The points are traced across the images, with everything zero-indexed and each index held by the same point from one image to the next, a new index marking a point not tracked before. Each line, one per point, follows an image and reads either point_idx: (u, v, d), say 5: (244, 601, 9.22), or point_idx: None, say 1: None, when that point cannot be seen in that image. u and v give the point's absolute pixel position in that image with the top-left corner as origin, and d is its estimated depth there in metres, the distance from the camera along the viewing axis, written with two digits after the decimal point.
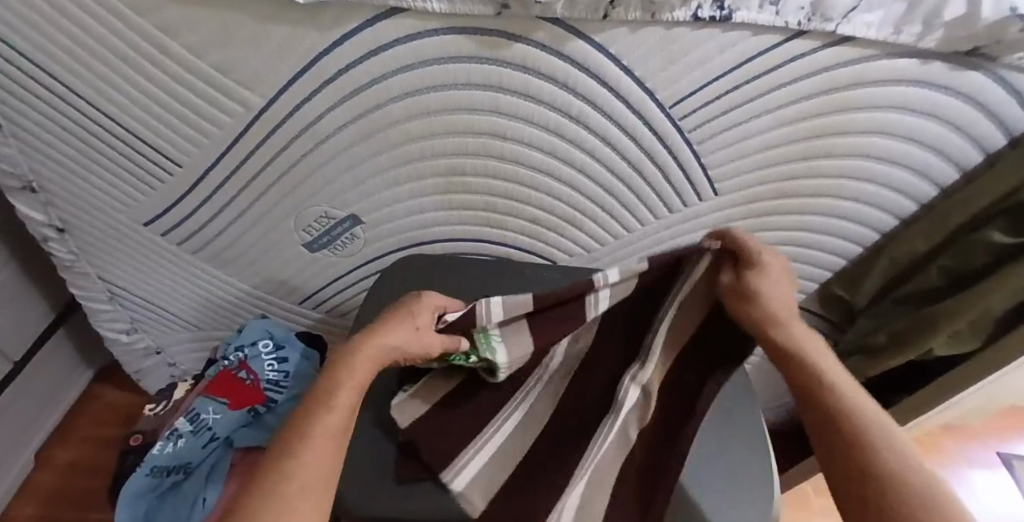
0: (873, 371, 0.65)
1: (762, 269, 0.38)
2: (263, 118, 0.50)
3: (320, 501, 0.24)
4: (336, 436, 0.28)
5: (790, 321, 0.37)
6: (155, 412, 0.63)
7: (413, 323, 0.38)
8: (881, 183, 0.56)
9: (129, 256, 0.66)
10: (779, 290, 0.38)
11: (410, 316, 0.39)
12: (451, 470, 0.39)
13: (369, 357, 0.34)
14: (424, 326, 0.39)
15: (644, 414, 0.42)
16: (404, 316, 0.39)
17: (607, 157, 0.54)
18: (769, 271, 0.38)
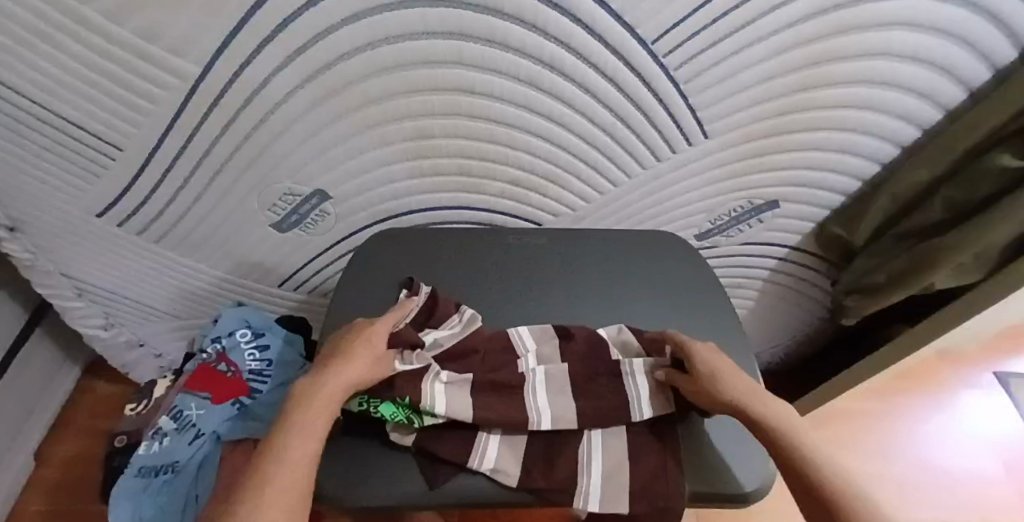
0: (870, 309, 0.64)
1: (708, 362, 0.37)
2: (203, 89, 0.45)
3: None
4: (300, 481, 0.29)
5: (745, 386, 0.36)
6: (135, 411, 0.61)
7: (358, 351, 0.36)
8: (883, 111, 0.52)
9: (90, 250, 0.62)
10: (737, 375, 0.37)
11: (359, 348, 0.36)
12: (477, 454, 0.36)
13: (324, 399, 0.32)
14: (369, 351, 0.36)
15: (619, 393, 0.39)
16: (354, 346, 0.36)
17: (587, 106, 0.50)
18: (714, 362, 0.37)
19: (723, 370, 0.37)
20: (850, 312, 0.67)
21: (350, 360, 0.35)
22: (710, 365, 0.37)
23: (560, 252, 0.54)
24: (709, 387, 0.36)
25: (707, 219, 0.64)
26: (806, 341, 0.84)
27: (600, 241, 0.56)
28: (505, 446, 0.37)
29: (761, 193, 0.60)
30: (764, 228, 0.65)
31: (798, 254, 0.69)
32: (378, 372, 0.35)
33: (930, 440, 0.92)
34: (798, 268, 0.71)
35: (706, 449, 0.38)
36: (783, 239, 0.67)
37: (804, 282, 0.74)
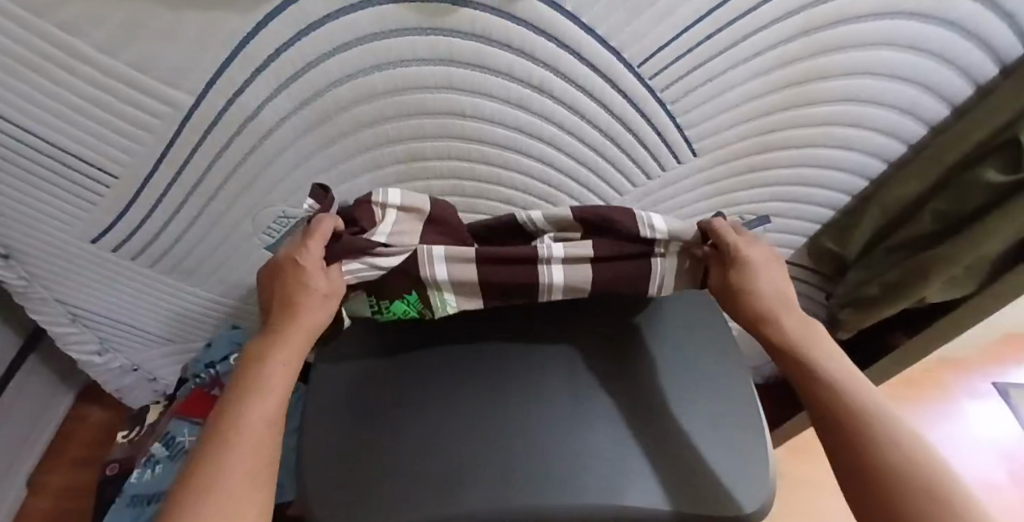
0: (863, 323, 0.64)
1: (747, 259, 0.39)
2: (196, 116, 0.46)
3: (260, 492, 0.27)
4: (271, 425, 0.30)
5: (779, 303, 0.39)
6: (127, 438, 0.61)
7: (299, 294, 0.36)
8: (868, 126, 0.52)
9: (83, 276, 0.62)
10: (772, 277, 0.39)
11: (297, 291, 0.36)
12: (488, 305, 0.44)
13: (294, 352, 0.34)
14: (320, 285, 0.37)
15: (633, 279, 0.43)
16: (294, 288, 0.36)
17: (576, 126, 0.50)
18: (756, 261, 0.39)
19: (754, 272, 0.39)
20: (844, 325, 0.67)
21: (300, 309, 0.36)
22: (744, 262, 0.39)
23: None
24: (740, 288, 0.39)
25: None
26: None
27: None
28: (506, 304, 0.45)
29: (752, 208, 0.61)
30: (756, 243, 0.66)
31: (792, 266, 0.69)
32: (327, 310, 0.37)
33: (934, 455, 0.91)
34: (791, 280, 0.71)
35: (702, 469, 0.37)
36: (778, 253, 0.67)
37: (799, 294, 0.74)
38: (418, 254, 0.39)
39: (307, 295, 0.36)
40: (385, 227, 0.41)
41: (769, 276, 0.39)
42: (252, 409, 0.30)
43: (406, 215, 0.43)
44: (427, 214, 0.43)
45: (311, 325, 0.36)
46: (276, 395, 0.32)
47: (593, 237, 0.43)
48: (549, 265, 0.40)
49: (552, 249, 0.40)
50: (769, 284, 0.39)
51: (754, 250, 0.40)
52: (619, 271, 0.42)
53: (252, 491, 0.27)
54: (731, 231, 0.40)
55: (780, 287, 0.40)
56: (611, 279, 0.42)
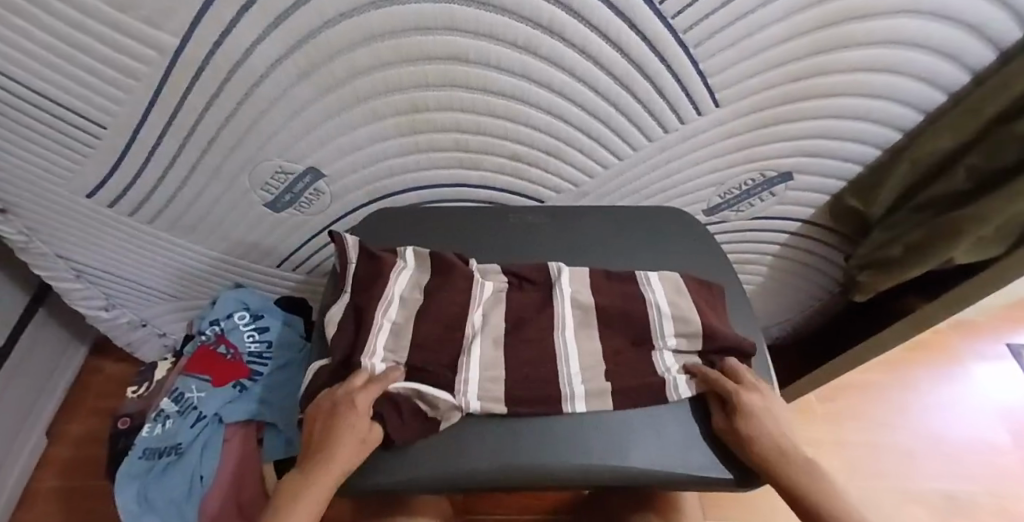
0: (882, 287, 0.61)
1: (750, 403, 0.35)
2: (183, 59, 0.42)
3: None
4: None
5: (785, 440, 0.34)
6: (136, 394, 0.61)
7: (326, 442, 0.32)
8: (906, 74, 0.48)
9: (81, 232, 0.60)
10: (772, 417, 0.35)
11: (336, 433, 0.32)
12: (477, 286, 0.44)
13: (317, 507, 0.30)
14: (362, 433, 0.33)
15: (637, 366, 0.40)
16: (329, 429, 0.33)
17: (588, 74, 0.47)
18: (755, 405, 0.35)
19: (762, 419, 0.34)
20: (862, 288, 0.64)
21: (327, 459, 0.32)
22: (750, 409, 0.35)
23: (559, 232, 0.52)
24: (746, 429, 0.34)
25: (717, 193, 0.62)
26: (816, 313, 0.83)
27: (612, 229, 0.53)
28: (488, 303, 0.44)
29: (772, 165, 0.57)
30: (775, 202, 0.63)
31: (811, 226, 0.66)
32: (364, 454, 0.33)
33: (946, 412, 0.92)
34: (810, 240, 0.68)
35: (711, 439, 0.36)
36: (798, 212, 0.64)
37: (815, 256, 0.71)
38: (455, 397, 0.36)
39: (337, 443, 0.32)
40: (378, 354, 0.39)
41: (777, 421, 0.35)
42: None
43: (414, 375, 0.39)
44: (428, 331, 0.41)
45: (343, 472, 0.32)
46: None
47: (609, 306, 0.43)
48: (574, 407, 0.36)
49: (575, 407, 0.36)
50: (779, 430, 0.35)
51: (756, 396, 0.36)
52: (622, 322, 0.43)
53: None
54: (722, 376, 0.37)
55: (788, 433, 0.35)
56: (618, 339, 0.42)
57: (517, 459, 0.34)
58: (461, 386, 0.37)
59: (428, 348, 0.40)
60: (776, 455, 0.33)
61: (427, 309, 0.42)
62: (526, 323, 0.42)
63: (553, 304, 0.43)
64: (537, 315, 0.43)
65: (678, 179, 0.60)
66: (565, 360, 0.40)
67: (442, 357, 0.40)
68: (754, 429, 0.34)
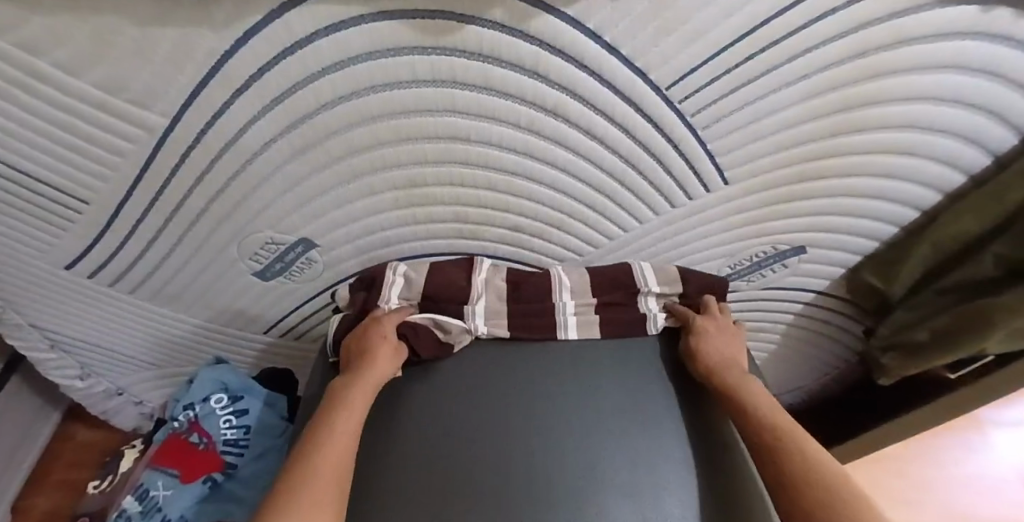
0: (907, 372, 0.58)
1: (705, 325, 0.47)
2: (173, 138, 0.41)
3: None
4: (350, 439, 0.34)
5: (732, 361, 0.44)
6: (99, 489, 0.57)
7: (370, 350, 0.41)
8: (924, 155, 0.46)
9: (59, 302, 0.57)
10: (723, 342, 0.46)
11: (376, 341, 0.42)
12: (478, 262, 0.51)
13: (368, 390, 0.38)
14: (392, 341, 0.42)
15: (623, 311, 0.49)
16: (371, 341, 0.42)
17: (594, 153, 0.45)
18: (709, 328, 0.47)
19: (709, 338, 0.46)
20: (888, 371, 0.61)
21: (376, 361, 0.40)
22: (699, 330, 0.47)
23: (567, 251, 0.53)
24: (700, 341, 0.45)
25: (727, 264, 0.59)
26: (831, 381, 0.79)
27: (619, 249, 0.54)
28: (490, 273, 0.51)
29: (786, 238, 0.55)
30: (788, 273, 0.60)
31: (827, 297, 0.63)
32: (396, 362, 0.42)
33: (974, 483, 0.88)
34: (827, 311, 0.65)
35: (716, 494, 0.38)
36: (812, 284, 0.61)
37: (832, 325, 0.68)
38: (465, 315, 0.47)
39: (382, 349, 0.41)
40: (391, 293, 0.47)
41: (725, 340, 0.46)
42: (341, 424, 0.35)
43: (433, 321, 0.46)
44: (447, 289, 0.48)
45: (383, 372, 0.40)
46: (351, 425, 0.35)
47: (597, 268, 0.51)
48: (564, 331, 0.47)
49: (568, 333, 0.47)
50: (723, 346, 0.45)
51: (711, 322, 0.48)
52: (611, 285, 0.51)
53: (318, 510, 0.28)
54: (691, 311, 0.49)
55: (733, 349, 0.46)
56: (608, 298, 0.50)
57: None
58: (470, 313, 0.47)
59: (445, 297, 0.48)
60: (718, 364, 0.43)
61: (432, 276, 0.49)
62: (523, 292, 0.49)
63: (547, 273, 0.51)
64: (534, 283, 0.50)
65: (687, 251, 0.57)
66: (560, 311, 0.48)
67: (451, 304, 0.48)
68: (704, 342, 0.45)
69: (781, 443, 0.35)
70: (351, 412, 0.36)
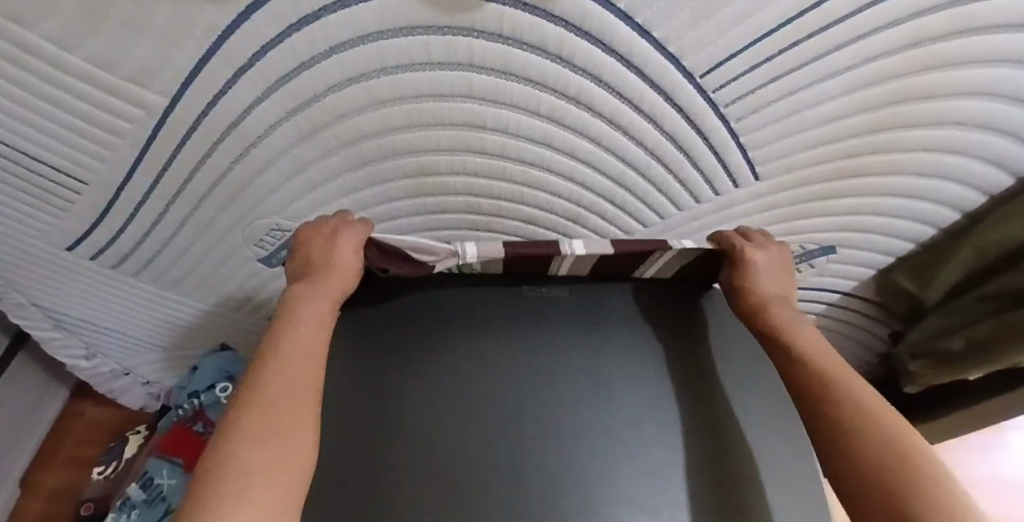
0: (936, 381, 0.56)
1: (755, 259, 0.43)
2: (174, 119, 0.38)
3: (264, 446, 0.25)
4: (316, 347, 0.33)
5: (779, 302, 0.42)
6: (104, 474, 0.59)
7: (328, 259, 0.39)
8: (974, 153, 0.43)
9: (62, 283, 0.56)
10: (773, 278, 0.43)
11: (336, 253, 0.39)
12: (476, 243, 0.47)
13: (329, 301, 0.36)
14: (352, 256, 0.39)
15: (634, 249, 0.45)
16: (329, 252, 0.39)
17: (617, 144, 0.42)
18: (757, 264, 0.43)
19: (757, 273, 0.43)
20: (915, 378, 0.59)
21: (332, 274, 0.38)
22: (748, 264, 0.43)
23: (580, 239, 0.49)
24: (745, 280, 0.43)
25: None
26: None
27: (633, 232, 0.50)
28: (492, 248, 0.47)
29: (815, 237, 0.52)
30: (814, 273, 0.57)
31: (853, 298, 0.60)
32: (355, 279, 0.39)
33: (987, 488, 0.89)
34: (851, 312, 0.62)
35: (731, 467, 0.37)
36: (839, 285, 0.58)
37: (855, 327, 0.65)
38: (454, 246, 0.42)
39: (343, 261, 0.39)
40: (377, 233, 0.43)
41: (773, 276, 0.44)
42: (298, 334, 0.33)
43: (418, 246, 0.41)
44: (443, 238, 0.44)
45: (344, 284, 0.38)
46: (313, 334, 0.34)
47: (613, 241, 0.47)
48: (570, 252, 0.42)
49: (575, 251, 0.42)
50: (770, 283, 0.43)
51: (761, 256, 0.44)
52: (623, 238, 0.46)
53: (284, 416, 0.27)
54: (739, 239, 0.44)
55: (781, 286, 0.44)
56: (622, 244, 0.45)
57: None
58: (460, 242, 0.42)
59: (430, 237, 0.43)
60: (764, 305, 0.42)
61: None
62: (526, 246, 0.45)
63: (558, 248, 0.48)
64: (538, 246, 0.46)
65: None
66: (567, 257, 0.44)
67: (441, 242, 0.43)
68: (750, 281, 0.43)
69: (831, 390, 0.34)
70: (307, 322, 0.34)
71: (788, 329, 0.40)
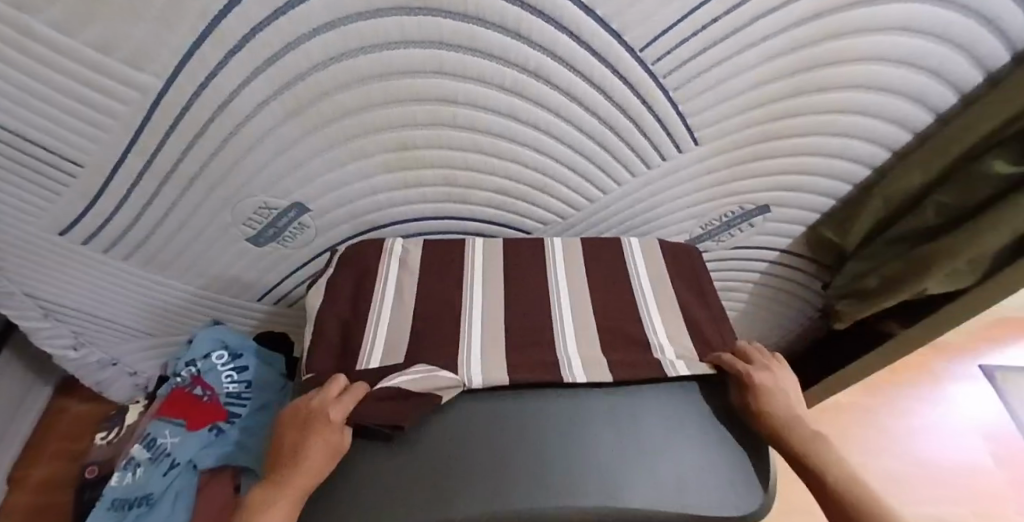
0: (858, 316, 0.63)
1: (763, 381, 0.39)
2: (168, 101, 0.42)
3: None
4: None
5: (800, 422, 0.37)
6: (106, 440, 0.58)
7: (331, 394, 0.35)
8: (873, 113, 0.51)
9: (53, 269, 0.58)
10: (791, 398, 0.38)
11: (326, 400, 0.34)
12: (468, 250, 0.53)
13: (315, 464, 0.30)
14: (346, 399, 0.34)
15: (632, 338, 0.44)
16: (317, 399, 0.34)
17: (574, 114, 0.48)
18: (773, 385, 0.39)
19: (772, 394, 0.38)
20: (842, 316, 0.66)
21: (319, 425, 0.32)
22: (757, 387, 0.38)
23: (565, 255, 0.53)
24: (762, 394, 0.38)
25: (699, 224, 0.63)
26: (797, 339, 0.84)
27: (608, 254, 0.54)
28: (487, 264, 0.52)
29: (751, 198, 0.59)
30: (755, 232, 0.64)
31: (789, 255, 0.68)
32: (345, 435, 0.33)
33: (934, 434, 0.92)
34: (786, 268, 0.70)
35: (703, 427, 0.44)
36: (776, 242, 0.66)
37: (795, 282, 0.73)
38: (462, 318, 0.45)
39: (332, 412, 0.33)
40: (379, 336, 0.43)
41: (790, 399, 0.38)
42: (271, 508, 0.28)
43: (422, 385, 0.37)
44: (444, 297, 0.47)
45: (333, 440, 0.32)
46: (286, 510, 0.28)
47: (602, 299, 0.49)
48: (573, 368, 0.40)
49: (573, 377, 0.39)
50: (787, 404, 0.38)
51: (771, 376, 0.39)
52: (615, 326, 0.46)
53: None
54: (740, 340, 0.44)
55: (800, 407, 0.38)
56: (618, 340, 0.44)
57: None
58: (465, 343, 0.42)
59: (429, 318, 0.45)
60: (785, 427, 0.36)
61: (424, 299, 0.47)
62: (517, 297, 0.48)
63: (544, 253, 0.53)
64: (532, 302, 0.47)
65: (664, 213, 0.61)
66: (563, 340, 0.44)
67: (446, 317, 0.45)
68: (767, 400, 0.38)
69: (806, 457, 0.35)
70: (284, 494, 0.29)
71: (810, 449, 0.35)
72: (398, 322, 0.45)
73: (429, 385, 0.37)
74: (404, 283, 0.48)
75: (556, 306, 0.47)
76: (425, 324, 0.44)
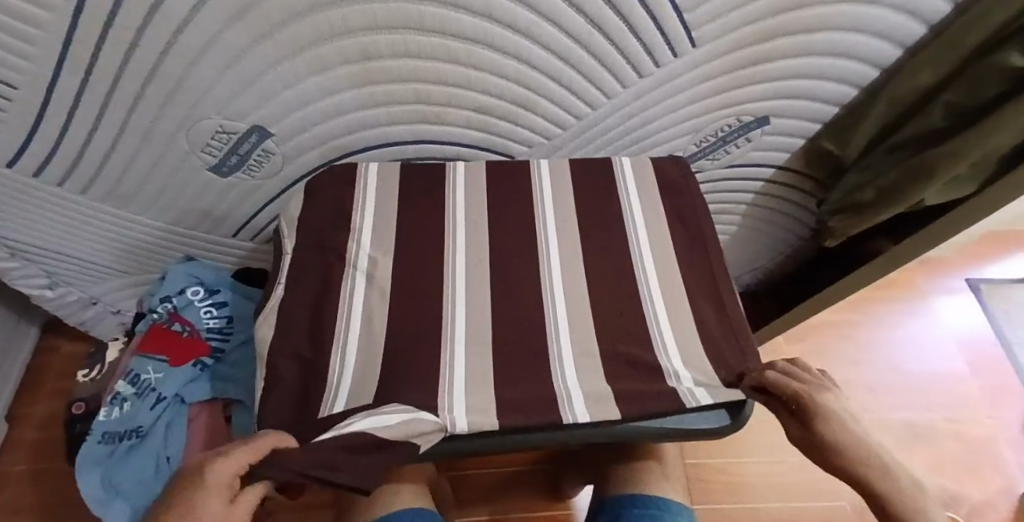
0: (851, 231, 0.62)
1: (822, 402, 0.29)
2: (86, 4, 0.36)
3: None
4: None
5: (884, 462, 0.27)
6: (89, 377, 0.58)
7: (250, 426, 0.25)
8: (885, 4, 0.46)
9: (6, 206, 0.54)
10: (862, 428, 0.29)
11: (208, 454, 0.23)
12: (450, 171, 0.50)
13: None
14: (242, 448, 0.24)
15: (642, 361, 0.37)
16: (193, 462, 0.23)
17: (557, 11, 0.43)
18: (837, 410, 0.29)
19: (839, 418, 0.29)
20: (835, 233, 0.65)
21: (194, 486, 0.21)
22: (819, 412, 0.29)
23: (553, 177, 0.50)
24: (821, 420, 0.29)
25: (693, 141, 0.59)
26: (788, 260, 0.83)
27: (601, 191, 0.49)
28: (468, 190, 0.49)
29: (749, 109, 0.55)
30: (751, 148, 0.61)
31: (785, 173, 0.65)
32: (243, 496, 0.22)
33: (911, 346, 0.95)
34: (781, 187, 0.68)
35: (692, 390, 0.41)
36: (773, 158, 0.63)
37: (789, 202, 0.71)
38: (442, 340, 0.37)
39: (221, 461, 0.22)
40: (337, 385, 0.35)
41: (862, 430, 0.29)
42: None
43: (393, 430, 0.30)
44: (420, 317, 0.39)
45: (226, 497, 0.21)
46: None
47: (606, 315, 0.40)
48: (570, 400, 0.33)
49: (577, 417, 0.32)
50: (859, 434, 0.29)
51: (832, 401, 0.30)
52: (621, 341, 0.38)
53: None
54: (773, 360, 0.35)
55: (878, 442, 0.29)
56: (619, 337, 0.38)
57: (511, 435, 0.33)
58: (445, 376, 0.35)
59: (405, 334, 0.38)
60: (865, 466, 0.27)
61: (396, 316, 0.39)
62: (511, 293, 0.41)
63: (532, 171, 0.51)
64: (524, 302, 0.40)
65: (656, 129, 0.57)
66: (557, 347, 0.37)
67: (423, 334, 0.38)
68: (834, 428, 0.28)
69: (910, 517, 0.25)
70: None
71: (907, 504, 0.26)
72: (366, 351, 0.37)
73: (405, 431, 0.30)
74: (384, 204, 0.47)
75: (542, 241, 0.45)
76: (400, 348, 0.37)
